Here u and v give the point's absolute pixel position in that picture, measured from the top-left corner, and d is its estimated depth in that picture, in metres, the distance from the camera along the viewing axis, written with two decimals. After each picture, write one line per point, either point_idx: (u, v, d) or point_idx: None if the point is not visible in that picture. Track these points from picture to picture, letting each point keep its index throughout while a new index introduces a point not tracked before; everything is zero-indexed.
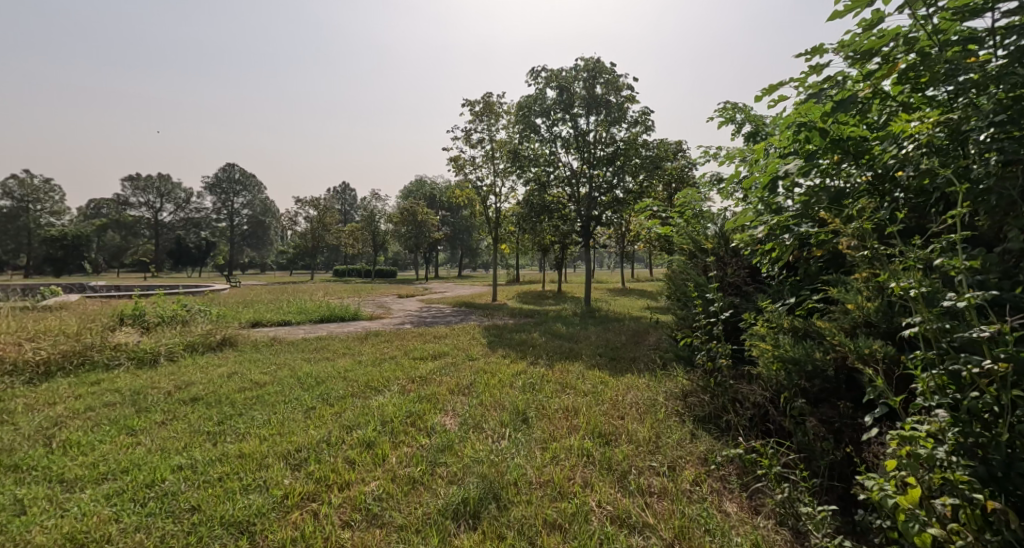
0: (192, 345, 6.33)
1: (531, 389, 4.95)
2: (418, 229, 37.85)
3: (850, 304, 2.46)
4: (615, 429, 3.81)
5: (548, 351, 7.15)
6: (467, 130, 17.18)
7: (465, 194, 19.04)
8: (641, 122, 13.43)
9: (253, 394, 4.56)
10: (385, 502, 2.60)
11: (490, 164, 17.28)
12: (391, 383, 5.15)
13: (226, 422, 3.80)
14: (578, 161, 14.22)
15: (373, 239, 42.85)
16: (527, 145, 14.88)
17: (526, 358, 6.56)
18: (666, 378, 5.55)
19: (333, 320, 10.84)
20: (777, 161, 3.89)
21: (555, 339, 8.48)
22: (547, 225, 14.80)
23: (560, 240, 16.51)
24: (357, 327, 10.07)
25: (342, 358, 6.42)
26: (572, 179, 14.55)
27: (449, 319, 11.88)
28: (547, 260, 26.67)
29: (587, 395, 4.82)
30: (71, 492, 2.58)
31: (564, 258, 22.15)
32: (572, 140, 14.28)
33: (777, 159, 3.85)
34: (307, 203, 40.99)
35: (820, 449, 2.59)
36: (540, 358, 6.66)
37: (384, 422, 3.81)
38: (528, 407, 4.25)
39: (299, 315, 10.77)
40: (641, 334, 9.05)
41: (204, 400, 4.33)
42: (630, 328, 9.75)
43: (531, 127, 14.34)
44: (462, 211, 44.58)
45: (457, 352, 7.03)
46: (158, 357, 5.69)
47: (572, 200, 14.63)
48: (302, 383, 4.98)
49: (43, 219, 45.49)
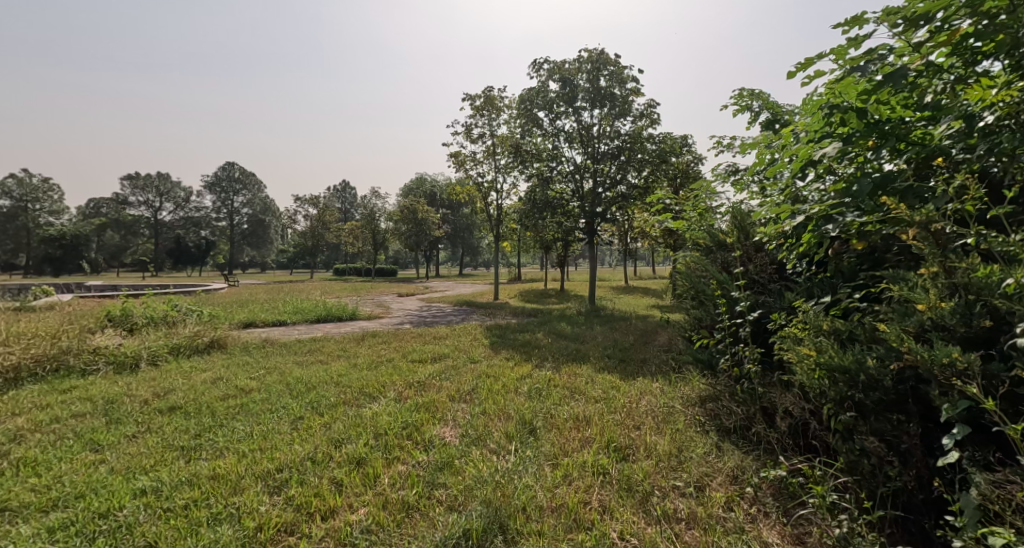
0: (177, 348, 5.97)
1: (537, 395, 4.60)
2: (419, 226, 37.50)
3: (918, 303, 2.10)
4: (633, 442, 3.46)
5: (554, 353, 6.79)
6: (467, 124, 16.81)
7: (465, 190, 18.69)
8: (646, 115, 13.06)
9: (237, 402, 4.21)
10: (375, 537, 2.27)
11: (491, 160, 16.92)
12: (388, 389, 4.80)
13: (204, 435, 3.45)
14: (582, 156, 13.85)
15: (373, 237, 42.47)
16: (529, 140, 14.55)
17: (531, 361, 6.21)
18: (681, 382, 5.20)
19: (330, 320, 10.47)
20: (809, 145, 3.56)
21: (561, 339, 8.12)
22: (550, 221, 14.45)
23: (562, 237, 16.15)
24: (355, 327, 9.71)
25: (336, 361, 6.07)
26: (576, 174, 14.18)
27: (450, 318, 11.53)
28: (548, 257, 26.26)
29: (598, 401, 4.47)
30: (11, 528, 2.24)
31: (566, 256, 21.77)
32: (576, 134, 13.92)
33: (809, 143, 3.51)
34: (306, 201, 40.60)
35: (885, 473, 2.23)
36: (546, 360, 6.30)
37: (378, 435, 3.46)
38: (535, 416, 3.91)
39: (294, 315, 10.41)
40: (650, 333, 8.68)
41: (183, 409, 3.98)
42: (637, 328, 9.38)
43: (533, 120, 13.97)
44: (462, 209, 44.18)
45: (458, 354, 6.67)
46: (139, 362, 5.33)
47: (576, 196, 14.27)
48: (291, 390, 4.63)
49: (42, 218, 45.20)
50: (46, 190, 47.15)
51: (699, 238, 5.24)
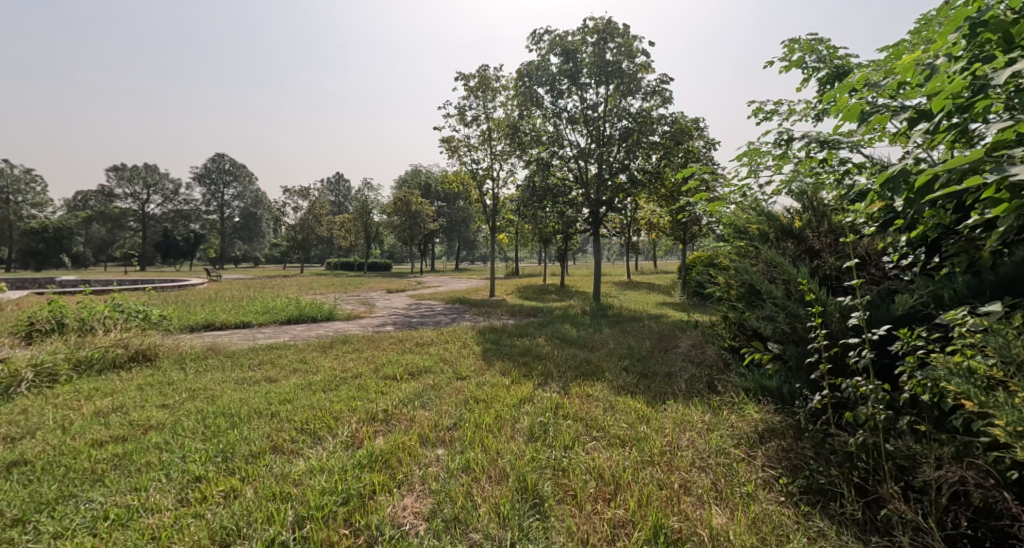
0: (83, 362, 4.72)
1: (542, 432, 3.45)
2: (412, 219, 36.26)
3: None
4: (692, 529, 2.28)
5: (559, 365, 5.61)
6: (460, 106, 15.55)
7: (459, 179, 17.42)
8: (657, 93, 11.85)
9: (119, 448, 2.96)
10: None
11: (487, 146, 15.67)
12: (342, 422, 3.61)
13: (30, 518, 2.25)
14: (585, 139, 12.64)
15: (365, 231, 41.12)
16: (529, 122, 13.36)
17: (532, 377, 5.05)
18: (729, 413, 4.02)
19: (303, 321, 9.23)
20: (950, 85, 2.43)
21: (566, 345, 6.97)
22: (551, 211, 13.25)
23: (563, 230, 14.93)
24: (329, 330, 8.49)
25: (288, 378, 4.87)
26: (578, 159, 13.00)
27: (439, 318, 10.35)
28: (546, 251, 24.99)
29: (624, 443, 3.33)
30: None
31: (566, 249, 20.56)
32: (579, 115, 12.72)
33: (956, 80, 2.37)
34: (295, 193, 39.08)
35: None
36: (550, 375, 5.12)
37: (301, 519, 2.28)
38: (540, 475, 2.75)
39: (261, 315, 9.18)
40: (668, 338, 7.54)
41: (29, 463, 2.76)
42: (652, 331, 8.20)
43: (533, 100, 12.75)
44: (458, 201, 42.84)
45: (443, 367, 5.48)
46: (20, 385, 4.09)
47: (579, 183, 13.13)
48: (209, 423, 3.43)
49: (24, 210, 43.55)
50: (28, 180, 45.44)
51: (750, 223, 4.09)
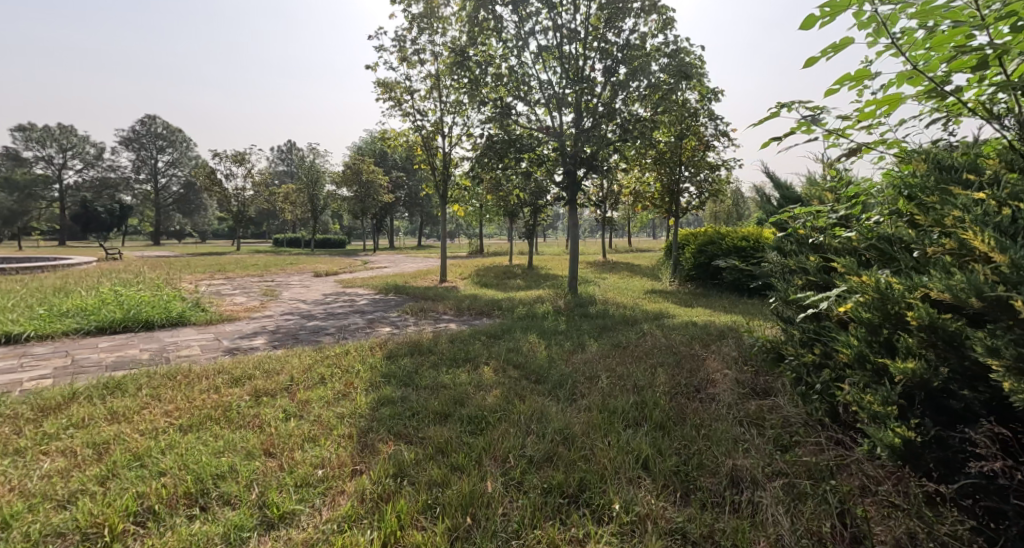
0: None
1: None
2: (366, 190, 32.30)
3: None
4: None
5: (509, 459, 2.71)
6: (400, 38, 12.09)
7: (403, 136, 14.10)
8: (655, 12, 8.78)
9: None
10: None
11: (434, 93, 12.33)
12: None
13: None
14: (557, 76, 9.59)
15: (313, 203, 36.90)
16: (484, 54, 10.13)
17: (437, 522, 2.14)
18: None
19: (124, 331, 5.97)
20: None
21: (528, 383, 4.10)
22: (513, 173, 10.21)
23: (530, 201, 11.94)
24: (151, 348, 5.31)
25: None
26: (548, 105, 9.94)
27: (352, 319, 7.29)
28: (512, 225, 21.88)
29: None
30: None
31: (534, 223, 17.50)
32: (551, 44, 9.64)
33: None
34: (229, 158, 34.16)
35: None
36: (485, 515, 2.20)
37: None
38: None
39: (55, 320, 5.85)
40: (691, 361, 4.75)
41: None
42: (660, 346, 5.35)
43: (489, 20, 9.50)
44: (417, 171, 38.95)
45: (250, 477, 2.45)
46: None
47: (549, 137, 10.18)
48: None
49: None
50: None
51: None
